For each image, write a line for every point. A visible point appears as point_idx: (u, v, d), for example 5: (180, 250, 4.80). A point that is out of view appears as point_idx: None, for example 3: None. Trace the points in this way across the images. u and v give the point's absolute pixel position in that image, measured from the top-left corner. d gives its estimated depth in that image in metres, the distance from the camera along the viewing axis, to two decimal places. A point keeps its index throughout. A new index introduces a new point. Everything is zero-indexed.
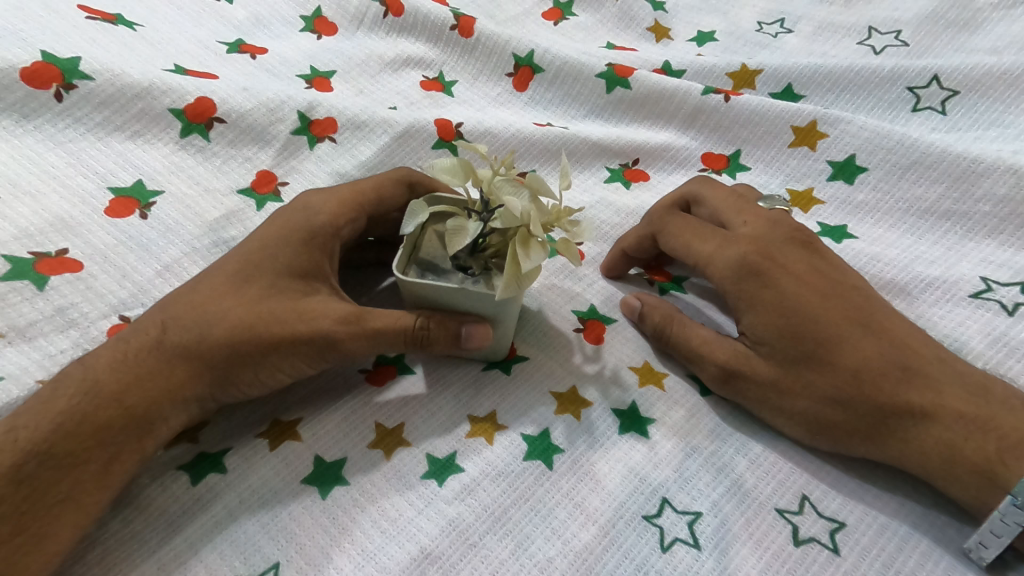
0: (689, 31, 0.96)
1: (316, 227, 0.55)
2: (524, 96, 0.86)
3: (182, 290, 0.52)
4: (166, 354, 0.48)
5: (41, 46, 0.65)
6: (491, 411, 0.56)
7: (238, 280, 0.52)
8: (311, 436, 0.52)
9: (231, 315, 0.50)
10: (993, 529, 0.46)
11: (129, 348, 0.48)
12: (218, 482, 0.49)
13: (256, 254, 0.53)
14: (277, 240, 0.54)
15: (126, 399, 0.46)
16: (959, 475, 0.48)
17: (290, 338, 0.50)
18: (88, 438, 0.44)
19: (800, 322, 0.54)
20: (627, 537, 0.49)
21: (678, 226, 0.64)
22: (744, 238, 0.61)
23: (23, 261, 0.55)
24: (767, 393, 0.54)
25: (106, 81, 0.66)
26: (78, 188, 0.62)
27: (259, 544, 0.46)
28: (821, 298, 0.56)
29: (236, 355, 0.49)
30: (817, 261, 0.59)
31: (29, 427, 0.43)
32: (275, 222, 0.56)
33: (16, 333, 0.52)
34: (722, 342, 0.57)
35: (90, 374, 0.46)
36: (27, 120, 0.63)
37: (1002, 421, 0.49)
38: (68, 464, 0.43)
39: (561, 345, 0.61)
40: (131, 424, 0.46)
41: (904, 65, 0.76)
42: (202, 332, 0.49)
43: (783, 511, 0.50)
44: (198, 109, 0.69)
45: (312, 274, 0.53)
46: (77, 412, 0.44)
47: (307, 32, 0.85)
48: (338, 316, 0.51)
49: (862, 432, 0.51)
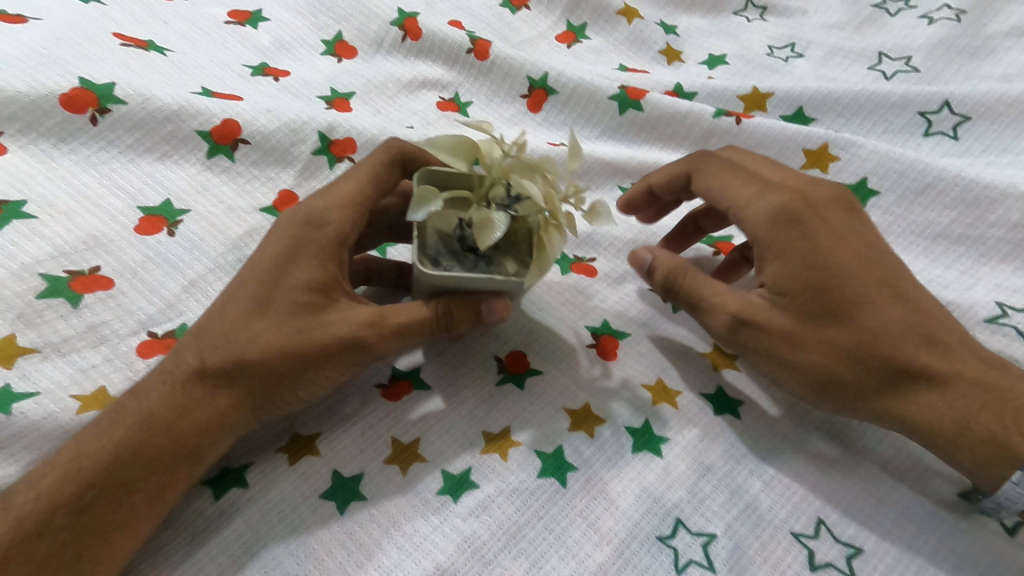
0: (700, 54, 0.98)
1: (327, 234, 0.55)
2: (538, 117, 0.88)
3: (211, 312, 0.53)
4: (206, 378, 0.50)
5: (79, 73, 0.68)
6: (505, 427, 0.57)
7: (262, 300, 0.52)
8: (329, 451, 0.53)
9: (264, 337, 0.50)
10: (1008, 495, 0.48)
11: (176, 378, 0.49)
12: (239, 497, 0.50)
13: (274, 270, 0.53)
14: (294, 253, 0.54)
15: (177, 427, 0.47)
16: (969, 449, 0.49)
17: (325, 351, 0.51)
18: (144, 467, 0.46)
19: (835, 275, 0.53)
20: (641, 558, 0.49)
21: (713, 170, 0.62)
22: (786, 186, 0.58)
23: (58, 279, 0.57)
24: (782, 344, 0.54)
25: (138, 105, 0.68)
26: (110, 208, 0.64)
27: (279, 559, 0.47)
28: (858, 256, 0.54)
29: (273, 373, 0.50)
30: (856, 220, 0.58)
31: (87, 458, 0.45)
32: (286, 233, 0.55)
33: (50, 348, 0.53)
34: (736, 292, 0.57)
35: (143, 405, 0.48)
36: (64, 142, 0.66)
37: (1012, 395, 0.50)
38: (126, 493, 0.45)
39: (574, 361, 0.62)
40: (181, 450, 0.47)
41: (915, 91, 0.78)
42: (240, 357, 0.50)
43: (798, 534, 0.50)
44: (224, 131, 0.72)
45: (333, 285, 0.54)
46: (132, 443, 0.46)
47: (328, 56, 0.87)
48: (364, 322, 0.52)
49: (873, 390, 0.52)
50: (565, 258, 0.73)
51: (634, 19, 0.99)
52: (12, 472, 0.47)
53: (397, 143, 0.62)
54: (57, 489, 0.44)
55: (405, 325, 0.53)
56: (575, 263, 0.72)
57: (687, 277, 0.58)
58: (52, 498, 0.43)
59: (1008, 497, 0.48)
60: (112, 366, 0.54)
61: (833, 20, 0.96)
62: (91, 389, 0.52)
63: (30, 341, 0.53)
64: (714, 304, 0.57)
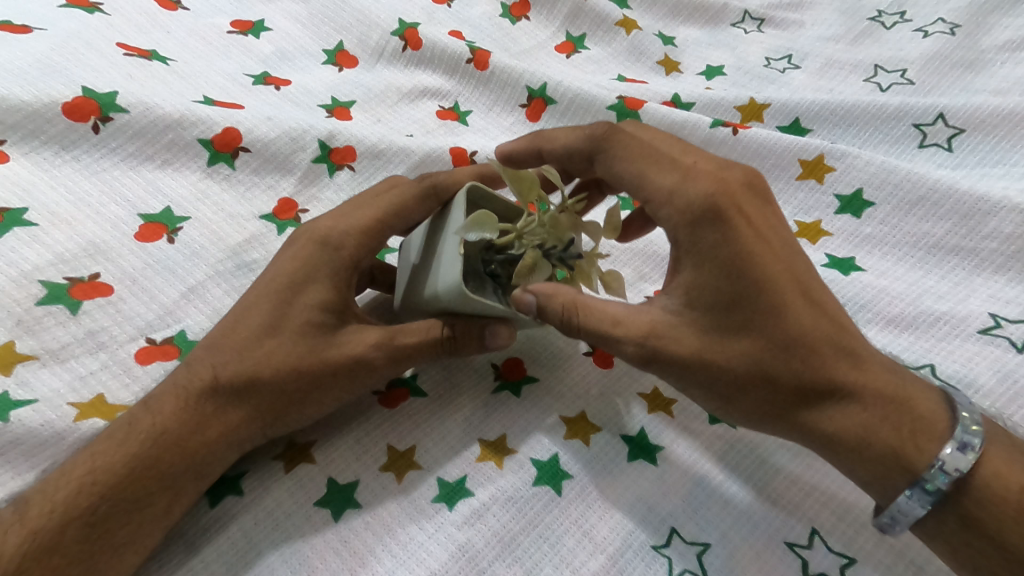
0: (698, 65, 0.98)
1: (342, 252, 0.55)
2: (536, 126, 0.89)
3: (223, 325, 0.53)
4: (218, 393, 0.50)
5: (82, 82, 0.69)
6: (501, 435, 0.57)
7: (275, 320, 0.52)
8: (324, 458, 0.53)
9: (276, 357, 0.51)
10: (900, 508, 0.45)
11: (188, 394, 0.49)
12: (235, 504, 0.50)
13: (287, 286, 0.53)
14: (309, 269, 0.54)
15: (190, 443, 0.48)
16: (879, 467, 0.46)
17: (338, 373, 0.52)
18: (156, 483, 0.46)
19: (747, 284, 0.48)
20: (635, 567, 0.49)
21: (625, 150, 0.55)
22: (674, 173, 0.52)
23: (58, 286, 0.58)
24: (688, 364, 0.50)
25: (140, 114, 0.69)
26: (111, 215, 0.64)
27: (273, 567, 0.47)
28: (774, 255, 0.49)
29: (285, 391, 0.51)
30: (755, 206, 0.51)
31: (102, 470, 0.45)
32: (302, 249, 0.55)
33: (49, 354, 0.54)
34: (635, 312, 0.51)
35: (155, 420, 0.48)
36: (65, 150, 0.66)
37: (921, 407, 0.47)
38: (136, 507, 0.45)
39: (570, 368, 0.62)
40: (193, 465, 0.48)
41: (909, 103, 0.78)
42: (252, 376, 0.50)
43: (792, 544, 0.50)
44: (225, 140, 0.72)
45: (345, 305, 0.55)
46: (146, 458, 0.46)
47: (329, 65, 0.88)
48: (375, 344, 0.53)
49: (782, 409, 0.49)
50: None
51: (633, 30, 1.00)
52: (11, 479, 0.47)
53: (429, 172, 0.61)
54: (68, 502, 0.44)
55: (412, 348, 0.54)
56: None
57: (579, 308, 0.50)
58: (64, 510, 0.43)
59: (901, 510, 0.45)
60: (111, 372, 0.54)
61: (829, 33, 0.98)
62: (89, 395, 0.52)
63: (29, 347, 0.53)
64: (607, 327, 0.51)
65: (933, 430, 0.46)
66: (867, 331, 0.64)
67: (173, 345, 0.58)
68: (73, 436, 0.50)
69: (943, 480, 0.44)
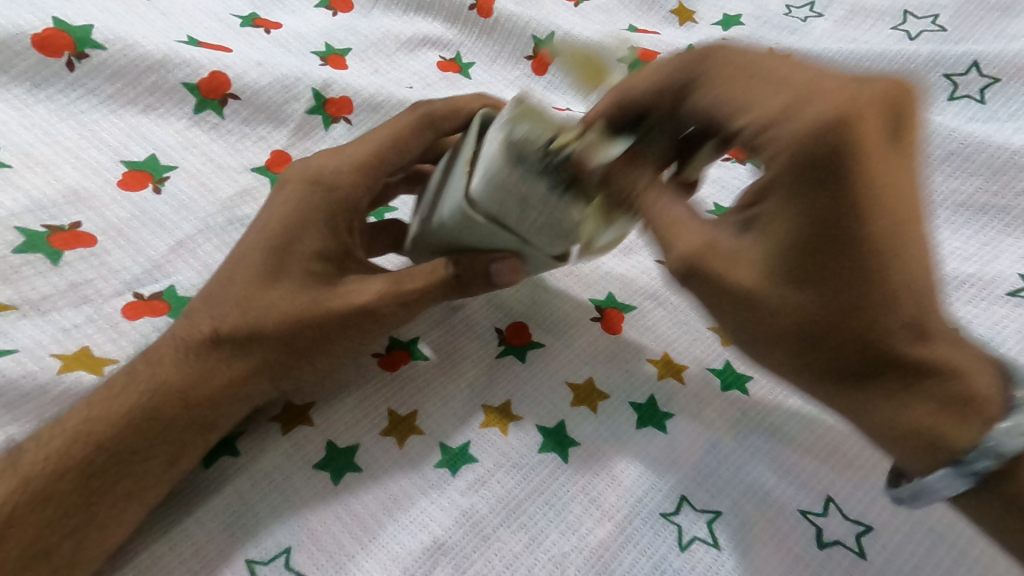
0: (714, 14, 0.92)
1: (342, 195, 0.52)
2: (543, 80, 0.84)
3: (221, 277, 0.50)
4: (217, 345, 0.47)
5: (54, 14, 0.64)
6: (506, 401, 0.55)
7: (276, 270, 0.49)
8: (323, 421, 0.51)
9: (275, 309, 0.48)
10: (932, 484, 0.39)
11: (188, 347, 0.47)
12: (230, 466, 0.48)
13: (285, 232, 0.50)
14: (305, 215, 0.51)
15: (191, 396, 0.45)
16: (909, 446, 0.39)
17: (347, 322, 0.49)
18: (154, 436, 0.44)
19: (844, 233, 0.36)
20: (644, 534, 0.48)
21: (722, 74, 0.43)
22: (788, 88, 0.39)
23: (36, 234, 0.55)
24: (728, 304, 0.41)
25: (119, 52, 0.65)
26: (91, 160, 0.60)
27: (270, 529, 0.45)
28: (892, 203, 0.36)
29: (287, 343, 0.48)
30: (895, 148, 0.36)
31: (96, 421, 0.43)
32: (302, 194, 0.52)
33: (29, 306, 0.51)
34: (698, 221, 0.43)
35: (155, 372, 0.46)
36: (39, 89, 0.62)
37: (974, 383, 0.39)
38: (134, 462, 0.43)
39: (579, 334, 0.60)
40: (196, 420, 0.45)
41: (940, 52, 0.74)
42: (251, 329, 0.47)
43: (806, 513, 0.49)
44: (212, 85, 0.68)
45: (344, 252, 0.51)
46: (145, 409, 0.44)
47: (322, 8, 0.82)
48: (383, 288, 0.49)
49: (823, 375, 0.41)
50: None
51: None
52: None
53: (427, 103, 0.57)
54: (62, 451, 0.42)
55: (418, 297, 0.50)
56: None
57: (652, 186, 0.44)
58: (57, 458, 0.42)
59: (929, 488, 0.39)
60: (96, 326, 0.52)
61: None
62: (74, 348, 0.50)
63: (8, 297, 0.51)
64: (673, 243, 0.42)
65: (982, 405, 0.38)
66: None
67: (161, 301, 0.55)
68: (56, 390, 0.47)
69: (985, 462, 0.38)
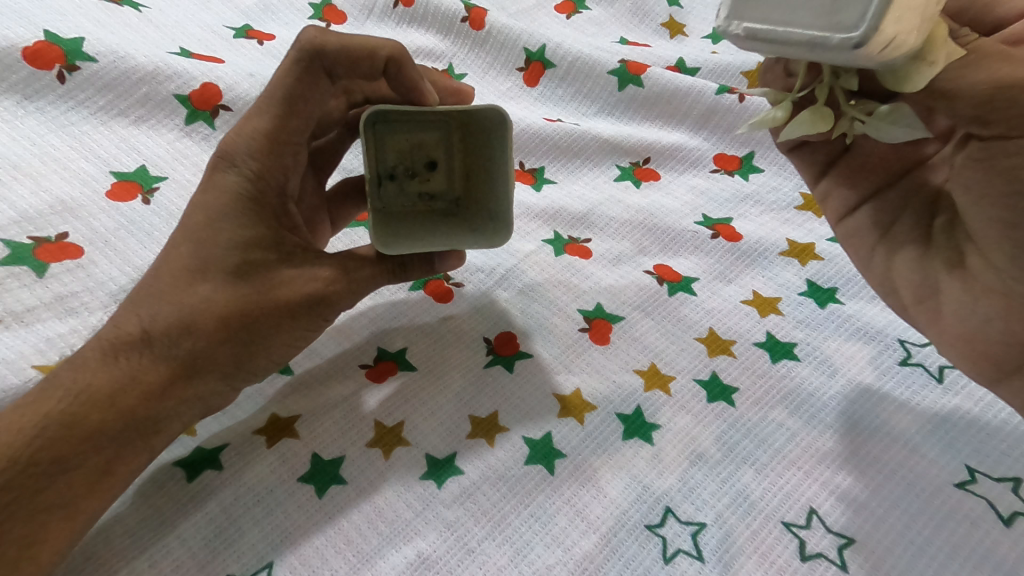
0: (704, 29, 0.94)
1: (268, 183, 0.50)
2: (534, 92, 0.85)
3: (146, 274, 0.48)
4: (147, 344, 0.46)
5: (45, 27, 0.65)
6: (492, 412, 0.55)
7: (201, 262, 0.47)
8: (309, 433, 0.51)
9: (209, 302, 0.46)
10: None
11: (111, 349, 0.45)
12: (213, 479, 0.48)
13: (208, 225, 0.48)
14: (224, 205, 0.49)
15: (122, 400, 0.44)
16: None
17: (287, 319, 0.49)
18: (83, 443, 0.42)
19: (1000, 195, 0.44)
20: (628, 547, 0.48)
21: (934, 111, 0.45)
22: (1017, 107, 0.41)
23: (23, 246, 0.55)
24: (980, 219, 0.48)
25: (110, 64, 0.65)
26: (80, 171, 0.61)
27: (253, 543, 0.45)
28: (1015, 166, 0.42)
29: (219, 341, 0.47)
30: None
31: (12, 434, 0.41)
32: (223, 183, 0.50)
33: (13, 317, 0.51)
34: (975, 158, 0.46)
35: (79, 379, 0.44)
36: (30, 101, 0.62)
37: None
38: (63, 470, 0.42)
39: (568, 345, 0.60)
40: (133, 423, 0.44)
41: None
42: (184, 325, 0.46)
43: (790, 525, 0.49)
44: (204, 96, 0.68)
45: (279, 241, 0.50)
46: (70, 417, 0.42)
47: (316, 20, 0.83)
48: (324, 277, 0.50)
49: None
50: (559, 239, 0.70)
51: None
52: None
53: (314, 48, 0.52)
54: None
55: (363, 280, 0.52)
56: (569, 244, 0.70)
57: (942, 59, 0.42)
58: None
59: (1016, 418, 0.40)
60: (80, 337, 0.52)
61: None
62: (57, 359, 0.50)
63: None
64: (1005, 119, 0.40)
65: None
66: (875, 307, 0.64)
67: None
68: None
69: None
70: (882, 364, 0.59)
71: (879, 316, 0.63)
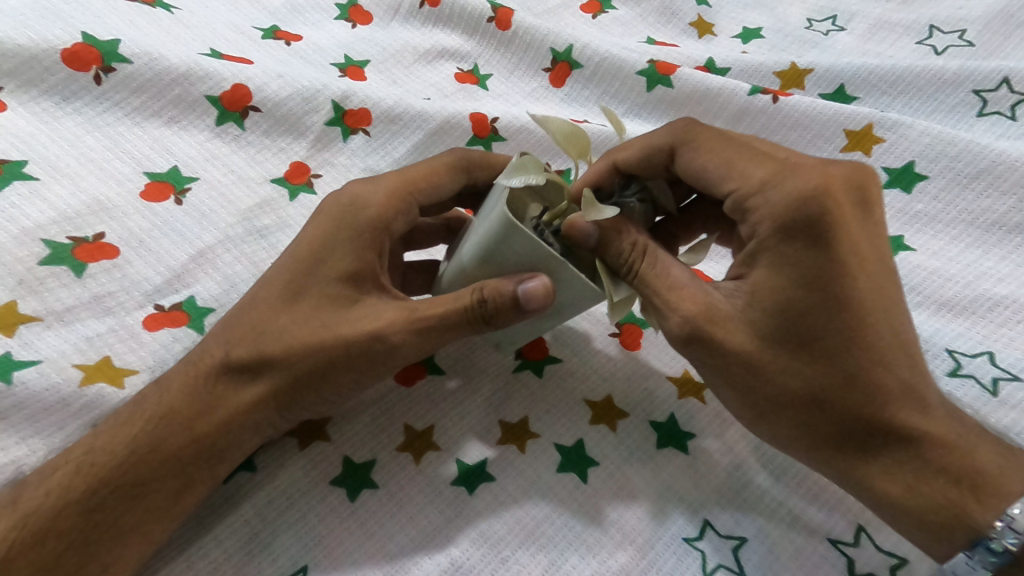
0: (734, 28, 0.92)
1: (364, 221, 0.51)
2: (560, 92, 0.83)
3: (243, 301, 0.50)
4: (229, 372, 0.47)
5: (83, 28, 0.65)
6: (523, 418, 0.54)
7: (293, 293, 0.48)
8: (339, 436, 0.51)
9: (290, 335, 0.47)
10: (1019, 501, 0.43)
11: (196, 372, 0.47)
12: (247, 482, 0.47)
13: (309, 258, 0.49)
14: (323, 239, 0.50)
15: (197, 426, 0.45)
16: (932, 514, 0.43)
17: (359, 361, 0.47)
18: (158, 468, 0.43)
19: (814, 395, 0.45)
20: (666, 560, 0.47)
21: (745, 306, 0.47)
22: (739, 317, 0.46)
23: (61, 246, 0.55)
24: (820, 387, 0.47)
25: (144, 65, 0.66)
26: (116, 172, 0.61)
27: (287, 547, 0.45)
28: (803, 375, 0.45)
29: (295, 374, 0.47)
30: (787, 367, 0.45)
31: (102, 452, 0.43)
32: (330, 219, 0.51)
33: (54, 316, 0.51)
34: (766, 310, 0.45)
35: (164, 400, 0.46)
36: (68, 102, 0.63)
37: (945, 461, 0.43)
38: (137, 494, 0.43)
39: (599, 350, 0.59)
40: (203, 450, 0.45)
41: (969, 68, 0.74)
42: (265, 359, 0.47)
43: (836, 541, 0.47)
44: (234, 97, 0.68)
45: (367, 280, 0.50)
46: (151, 441, 0.44)
47: (342, 21, 0.82)
48: (392, 316, 0.47)
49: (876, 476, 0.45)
50: None
51: None
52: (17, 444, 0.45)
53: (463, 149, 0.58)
54: (67, 482, 0.42)
55: (432, 322, 0.47)
56: None
57: (648, 257, 0.48)
58: (61, 490, 0.42)
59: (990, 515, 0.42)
60: (116, 336, 0.52)
61: None
62: (97, 357, 0.50)
63: (32, 307, 0.51)
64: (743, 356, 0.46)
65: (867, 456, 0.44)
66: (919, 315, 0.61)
67: (182, 312, 0.55)
68: (81, 402, 0.47)
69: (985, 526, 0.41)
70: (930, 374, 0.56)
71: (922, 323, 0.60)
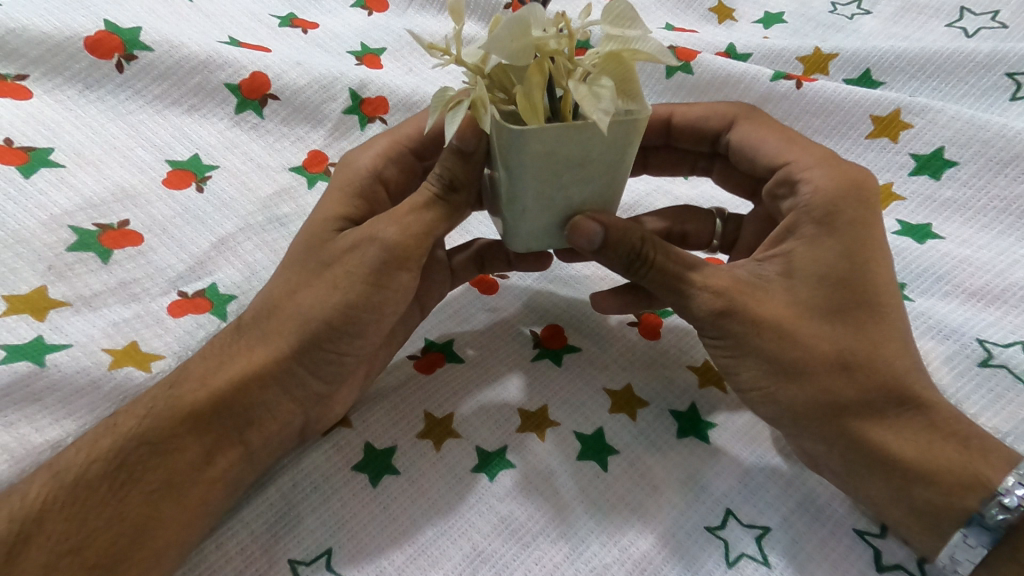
0: (755, 12, 0.90)
1: (361, 173, 0.56)
2: None
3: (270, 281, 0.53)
4: (247, 331, 0.50)
5: (105, 16, 0.66)
6: (542, 407, 0.53)
7: (307, 251, 0.51)
8: (361, 423, 0.51)
9: (298, 287, 0.49)
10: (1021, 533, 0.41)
11: (218, 340, 0.50)
12: (273, 465, 0.48)
13: (313, 222, 0.53)
14: (327, 199, 0.55)
15: (212, 382, 0.47)
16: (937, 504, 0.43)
17: (372, 293, 0.48)
18: (182, 425, 0.45)
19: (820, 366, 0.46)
20: (689, 549, 0.46)
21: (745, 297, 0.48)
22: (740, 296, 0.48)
23: (88, 233, 0.56)
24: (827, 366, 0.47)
25: (165, 53, 0.66)
26: (139, 160, 0.62)
27: (311, 529, 0.46)
28: (810, 346, 0.47)
29: (311, 318, 0.48)
30: (791, 335, 0.47)
31: (129, 416, 0.45)
32: (334, 183, 0.56)
33: (82, 302, 0.52)
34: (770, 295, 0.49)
35: (188, 364, 0.48)
36: (90, 90, 0.64)
37: (941, 458, 0.44)
38: (163, 451, 0.44)
39: (618, 338, 0.59)
40: (227, 412, 0.47)
41: (1003, 50, 0.72)
42: (278, 314, 0.49)
43: (862, 533, 0.47)
44: (252, 85, 0.68)
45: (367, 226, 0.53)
46: (170, 397, 0.46)
47: (358, 8, 0.82)
48: (391, 226, 0.48)
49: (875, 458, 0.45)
50: None
51: None
52: (48, 426, 0.45)
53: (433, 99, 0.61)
54: (92, 444, 0.43)
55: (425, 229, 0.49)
56: None
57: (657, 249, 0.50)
58: (86, 450, 0.43)
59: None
60: (142, 322, 0.52)
61: None
62: (124, 342, 0.51)
63: (61, 292, 0.52)
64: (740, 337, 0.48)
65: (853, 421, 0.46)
66: (947, 304, 0.59)
67: (204, 299, 0.55)
68: (109, 384, 0.48)
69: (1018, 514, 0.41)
70: (959, 365, 0.54)
71: (951, 313, 0.58)
